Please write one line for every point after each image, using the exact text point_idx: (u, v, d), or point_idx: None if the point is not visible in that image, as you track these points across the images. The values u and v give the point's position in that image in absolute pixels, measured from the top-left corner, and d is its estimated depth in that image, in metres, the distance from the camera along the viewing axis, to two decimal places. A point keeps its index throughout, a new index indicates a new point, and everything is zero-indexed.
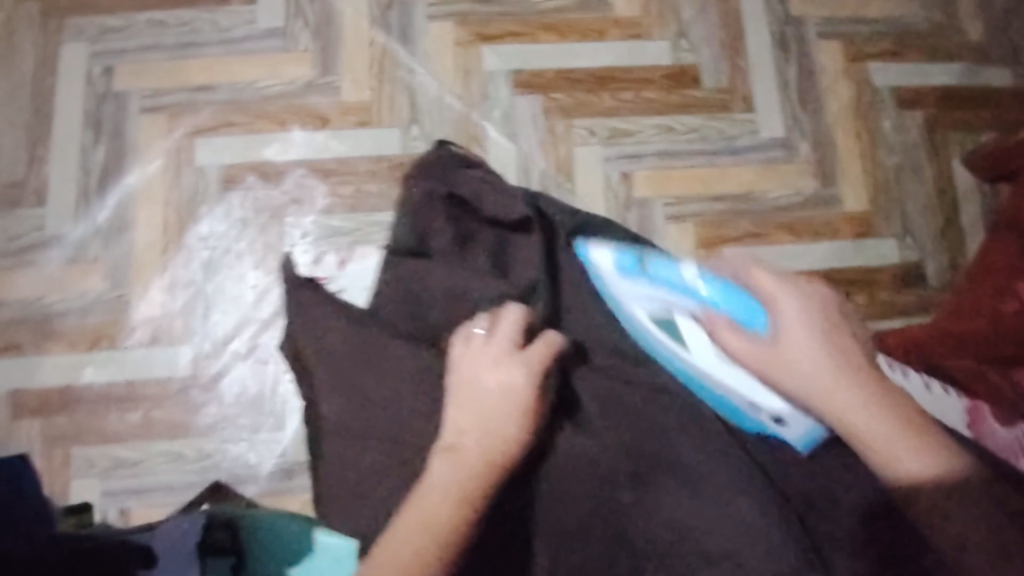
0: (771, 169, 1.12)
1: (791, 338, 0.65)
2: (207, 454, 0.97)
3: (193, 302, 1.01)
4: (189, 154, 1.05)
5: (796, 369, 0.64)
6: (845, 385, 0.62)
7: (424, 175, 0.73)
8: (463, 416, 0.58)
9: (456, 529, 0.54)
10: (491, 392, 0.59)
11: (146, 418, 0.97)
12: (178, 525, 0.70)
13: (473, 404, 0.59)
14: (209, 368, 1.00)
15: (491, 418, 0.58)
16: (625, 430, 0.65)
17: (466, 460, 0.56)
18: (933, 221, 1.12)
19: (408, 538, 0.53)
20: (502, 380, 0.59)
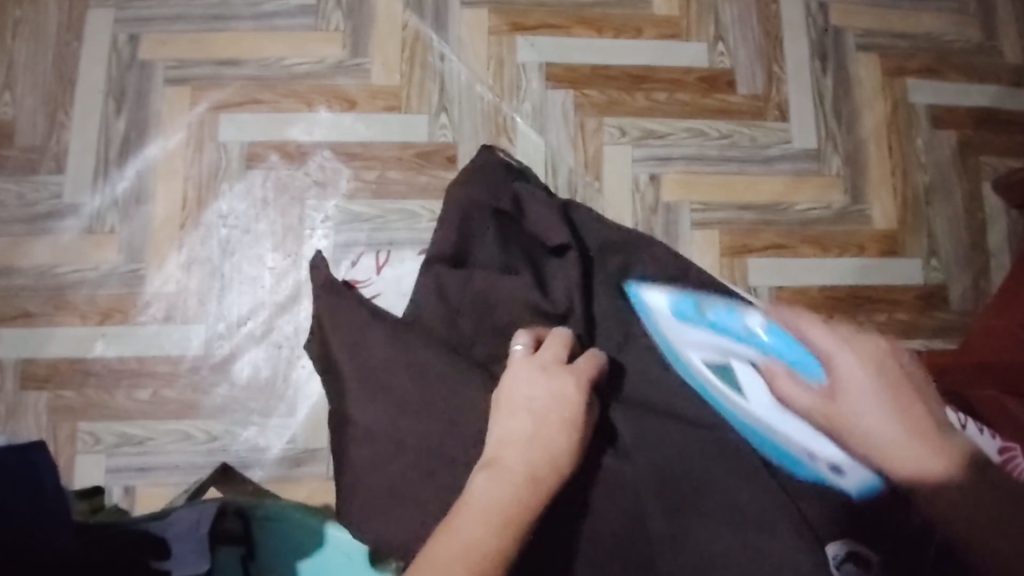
0: (801, 181, 1.10)
1: (852, 387, 0.55)
2: (215, 436, 0.95)
3: (209, 280, 0.99)
4: (212, 129, 1.03)
5: (857, 420, 0.53)
6: (911, 413, 0.53)
7: (469, 184, 0.75)
8: (507, 427, 0.56)
9: (502, 537, 0.50)
10: (537, 404, 0.57)
11: (155, 396, 0.96)
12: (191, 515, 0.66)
13: (517, 416, 0.57)
14: (221, 349, 0.98)
15: (537, 428, 0.56)
16: (660, 455, 0.59)
17: (512, 468, 0.53)
18: (960, 245, 1.13)
19: (451, 547, 0.49)
20: (548, 394, 0.58)
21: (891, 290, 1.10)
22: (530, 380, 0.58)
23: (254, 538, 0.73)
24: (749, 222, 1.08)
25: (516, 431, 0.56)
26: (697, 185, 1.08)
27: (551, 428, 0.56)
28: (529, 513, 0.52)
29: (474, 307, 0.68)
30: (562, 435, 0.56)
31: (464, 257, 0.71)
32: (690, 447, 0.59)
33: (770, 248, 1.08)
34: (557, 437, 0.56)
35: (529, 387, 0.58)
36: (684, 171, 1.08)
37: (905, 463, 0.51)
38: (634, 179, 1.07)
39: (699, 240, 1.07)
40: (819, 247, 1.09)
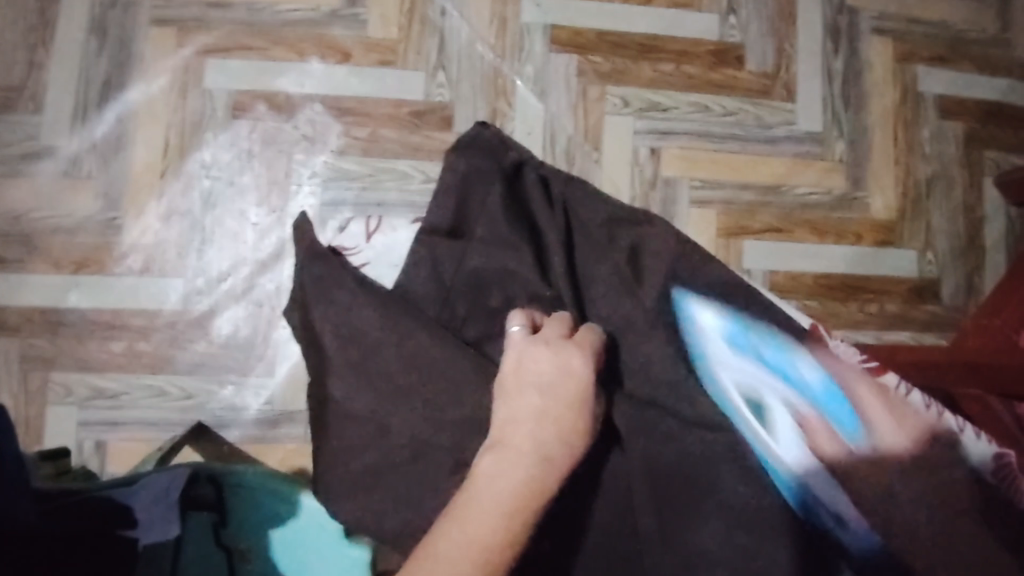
0: (803, 164, 1.08)
1: (886, 437, 0.57)
2: (190, 394, 0.94)
3: (189, 233, 0.96)
4: (198, 75, 0.98)
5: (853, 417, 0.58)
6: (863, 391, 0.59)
7: (465, 155, 0.70)
8: (512, 407, 0.52)
9: (511, 520, 0.46)
10: (544, 382, 0.54)
11: (130, 350, 0.93)
12: (159, 482, 0.64)
13: (523, 395, 0.53)
14: (200, 305, 0.95)
15: (545, 406, 0.53)
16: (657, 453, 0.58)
17: (520, 450, 0.50)
18: (956, 239, 1.12)
19: (460, 531, 0.45)
20: (555, 370, 0.55)
21: (885, 280, 1.09)
22: (535, 357, 0.55)
23: (228, 506, 0.71)
24: (747, 203, 1.06)
25: (524, 409, 0.52)
26: (697, 161, 1.05)
27: (560, 404, 0.53)
28: (541, 495, 0.48)
29: (467, 287, 0.66)
30: (571, 411, 0.53)
31: (462, 230, 0.68)
32: (687, 448, 0.58)
33: (765, 231, 1.06)
34: (567, 415, 0.52)
35: (536, 364, 0.55)
36: (686, 147, 1.05)
37: (844, 436, 0.57)
38: (634, 153, 1.04)
39: (695, 219, 1.05)
40: (815, 232, 1.08)
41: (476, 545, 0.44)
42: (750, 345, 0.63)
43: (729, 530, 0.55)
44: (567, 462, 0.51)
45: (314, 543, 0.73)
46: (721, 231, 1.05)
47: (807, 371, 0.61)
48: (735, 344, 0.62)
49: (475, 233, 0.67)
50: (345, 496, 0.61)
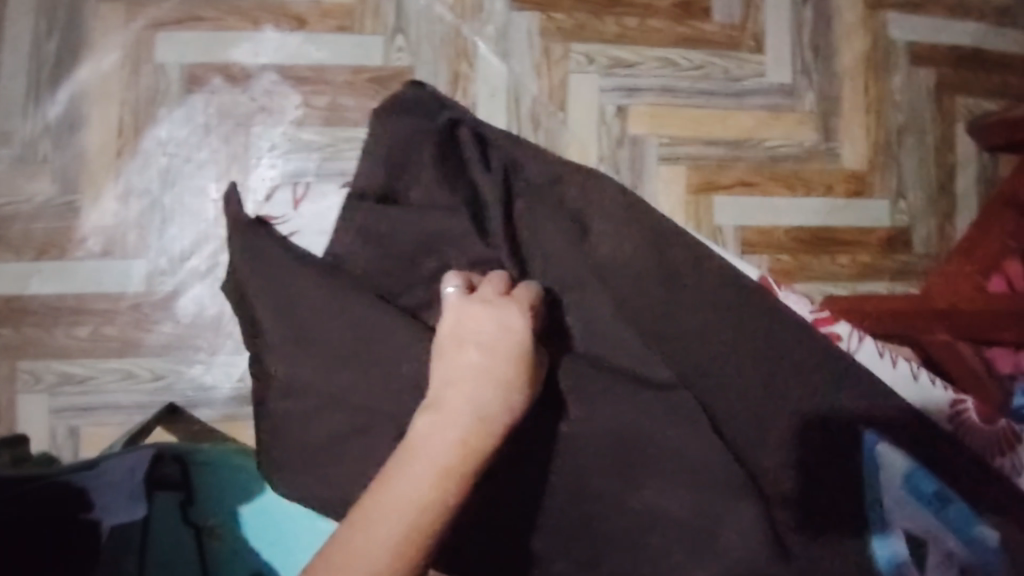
0: (772, 117, 1.06)
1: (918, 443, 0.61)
2: (160, 375, 0.93)
3: (149, 212, 0.94)
4: (149, 49, 0.95)
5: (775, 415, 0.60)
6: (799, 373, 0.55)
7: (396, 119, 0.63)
8: (449, 368, 0.50)
9: (454, 479, 0.45)
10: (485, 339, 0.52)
11: (96, 334, 0.92)
12: (127, 462, 0.66)
13: (460, 356, 0.51)
14: (165, 285, 0.94)
15: (483, 365, 0.50)
16: (613, 414, 0.58)
17: (459, 413, 0.48)
18: (927, 187, 1.11)
19: (401, 494, 0.44)
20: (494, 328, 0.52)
21: (856, 231, 1.09)
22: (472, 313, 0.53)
23: (195, 485, 0.73)
24: (717, 159, 1.05)
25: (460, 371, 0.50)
26: (665, 117, 1.03)
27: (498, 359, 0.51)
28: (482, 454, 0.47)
29: None
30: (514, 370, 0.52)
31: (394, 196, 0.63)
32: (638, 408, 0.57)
33: (735, 186, 1.05)
34: (507, 372, 0.51)
35: (474, 321, 0.53)
36: (653, 103, 1.03)
37: None
38: (600, 111, 1.02)
39: (665, 177, 1.03)
40: (786, 185, 1.07)
41: (410, 513, 0.43)
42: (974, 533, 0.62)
43: (679, 487, 0.56)
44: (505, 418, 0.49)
45: (286, 515, 0.75)
46: (692, 188, 1.04)
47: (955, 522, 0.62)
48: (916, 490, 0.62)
49: (414, 200, 0.63)
50: (307, 477, 0.61)
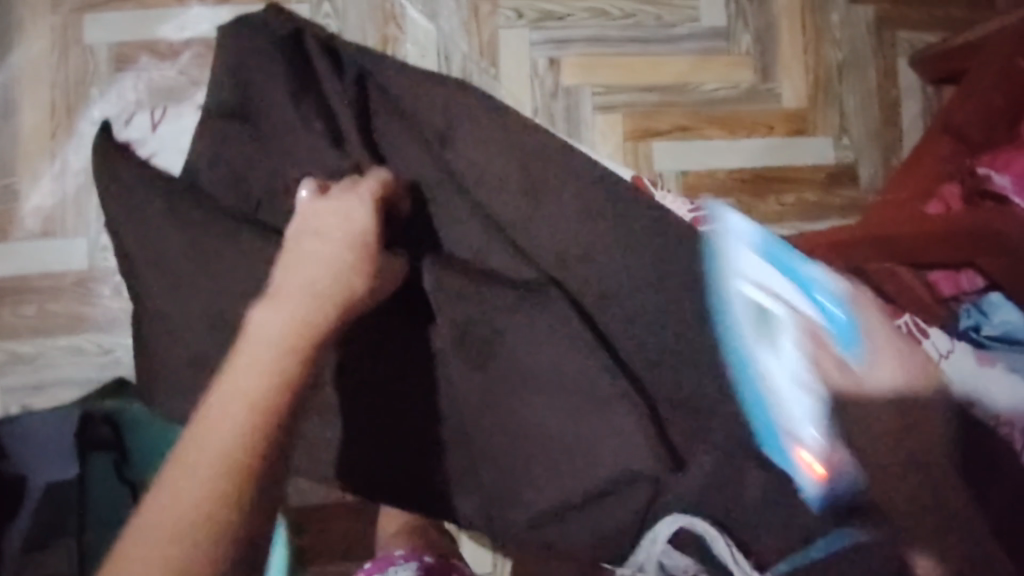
0: (707, 60, 1.06)
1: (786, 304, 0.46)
2: (107, 350, 0.94)
3: (87, 190, 0.96)
4: (78, 30, 0.96)
5: None
6: None
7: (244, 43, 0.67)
8: (291, 269, 0.53)
9: (292, 355, 0.47)
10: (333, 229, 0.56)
11: (42, 311, 0.94)
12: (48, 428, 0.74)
13: (301, 261, 0.54)
14: (107, 261, 0.95)
15: (323, 265, 0.54)
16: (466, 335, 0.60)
17: (293, 296, 0.51)
18: (871, 121, 1.10)
19: (243, 382, 0.45)
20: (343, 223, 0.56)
21: (798, 170, 1.08)
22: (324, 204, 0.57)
23: (128, 445, 0.74)
24: (652, 105, 1.05)
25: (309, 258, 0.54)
26: (597, 67, 1.03)
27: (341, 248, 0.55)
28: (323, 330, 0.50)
29: None
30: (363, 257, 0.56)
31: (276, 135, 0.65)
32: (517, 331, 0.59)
33: (673, 131, 1.05)
34: (344, 255, 0.55)
35: (315, 217, 0.57)
36: (585, 54, 1.03)
37: None
38: (532, 64, 1.02)
39: (600, 125, 1.03)
40: (725, 128, 1.07)
41: (250, 396, 0.44)
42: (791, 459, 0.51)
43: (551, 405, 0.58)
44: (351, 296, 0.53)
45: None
46: (628, 135, 1.04)
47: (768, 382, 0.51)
48: (773, 260, 0.51)
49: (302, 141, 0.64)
50: None
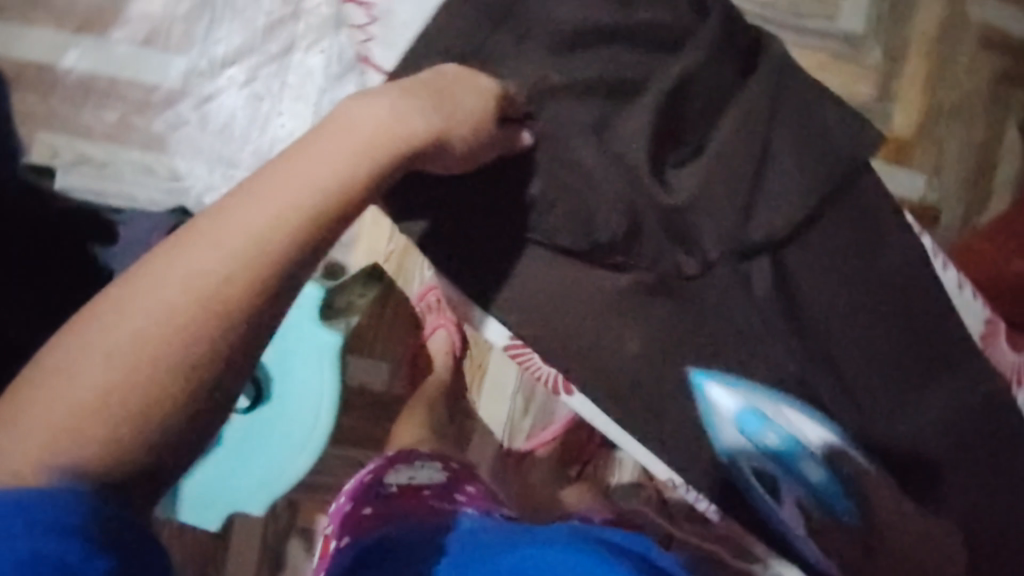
0: (834, 62, 1.04)
1: (297, 155, 0.42)
2: (178, 176, 0.93)
3: (198, 10, 0.93)
4: None
5: (114, 312, 0.35)
6: (122, 351, 0.34)
7: None
8: (337, 124, 0.44)
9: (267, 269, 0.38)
10: (383, 118, 0.45)
11: (123, 120, 0.93)
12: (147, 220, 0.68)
13: (340, 129, 0.44)
14: (200, 86, 0.93)
15: (334, 154, 0.43)
16: (737, 220, 0.59)
17: (269, 207, 0.39)
18: (959, 173, 1.07)
19: (73, 378, 0.34)
20: (391, 114, 0.46)
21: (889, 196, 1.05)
22: (393, 96, 0.47)
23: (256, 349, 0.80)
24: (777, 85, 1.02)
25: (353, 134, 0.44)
26: None
27: (251, 210, 0.39)
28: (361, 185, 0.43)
29: None
30: (465, 123, 0.50)
31: None
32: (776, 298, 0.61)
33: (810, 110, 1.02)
34: (400, 97, 0.48)
35: (377, 100, 0.47)
36: None
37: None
38: None
39: None
40: None
41: (127, 358, 0.34)
42: (760, 432, 0.61)
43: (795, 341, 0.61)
44: (392, 163, 0.45)
45: (304, 359, 0.78)
46: None
47: (770, 444, 0.61)
48: (743, 425, 0.61)
49: None
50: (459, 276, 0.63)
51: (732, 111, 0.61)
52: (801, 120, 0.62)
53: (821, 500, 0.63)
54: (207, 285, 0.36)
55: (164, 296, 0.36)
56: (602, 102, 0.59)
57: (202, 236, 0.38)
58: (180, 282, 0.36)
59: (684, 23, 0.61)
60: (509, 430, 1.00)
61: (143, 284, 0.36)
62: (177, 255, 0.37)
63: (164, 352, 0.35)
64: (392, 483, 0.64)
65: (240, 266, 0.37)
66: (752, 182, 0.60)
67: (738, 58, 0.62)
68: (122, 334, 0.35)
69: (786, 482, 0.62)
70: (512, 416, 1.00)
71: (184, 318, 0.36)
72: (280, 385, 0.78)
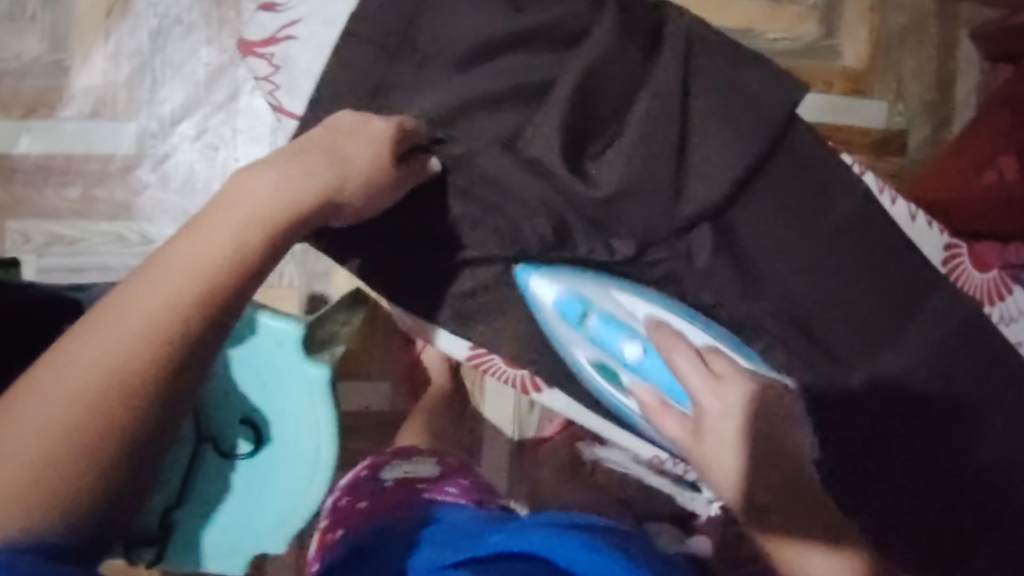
0: (776, 8, 1.02)
1: (198, 226, 0.44)
2: (150, 239, 0.94)
3: (139, 74, 0.95)
4: None
5: (40, 393, 0.35)
6: (53, 424, 0.35)
7: None
8: (232, 195, 0.47)
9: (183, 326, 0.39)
10: (279, 182, 0.48)
11: (86, 194, 0.94)
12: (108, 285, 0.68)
13: (237, 200, 0.46)
14: (154, 148, 0.95)
15: (230, 220, 0.45)
16: (672, 188, 0.60)
17: (178, 272, 0.41)
18: (920, 93, 1.05)
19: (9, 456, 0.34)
20: (279, 181, 0.48)
21: (852, 130, 1.05)
22: (287, 161, 0.50)
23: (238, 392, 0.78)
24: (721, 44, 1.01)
25: (249, 201, 0.46)
26: None
27: (161, 280, 0.40)
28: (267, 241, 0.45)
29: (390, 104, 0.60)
30: (365, 162, 0.53)
31: None
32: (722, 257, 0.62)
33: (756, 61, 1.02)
34: (297, 158, 0.50)
35: (272, 165, 0.49)
36: None
37: None
38: None
39: None
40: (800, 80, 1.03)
41: (59, 429, 0.35)
42: (619, 343, 0.62)
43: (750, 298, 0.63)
44: (297, 219, 0.48)
45: (293, 395, 0.78)
46: None
47: (630, 356, 0.61)
48: (563, 309, 0.62)
49: (367, 11, 0.59)
50: (422, 294, 0.65)
51: (655, 82, 0.61)
52: (722, 85, 0.62)
53: (663, 396, 0.59)
54: (123, 357, 0.37)
55: (87, 367, 0.36)
56: (513, 114, 0.60)
57: (117, 309, 0.39)
58: (99, 358, 0.37)
59: (582, 17, 0.61)
60: (517, 425, 0.99)
61: (61, 364, 0.37)
62: (93, 332, 0.38)
63: (97, 417, 0.36)
64: (388, 477, 0.65)
65: (150, 334, 0.38)
66: (677, 162, 0.60)
67: (651, 31, 0.63)
68: (50, 405, 0.35)
69: (631, 385, 0.62)
70: (518, 412, 0.98)
71: (110, 381, 0.36)
72: (278, 424, 0.79)
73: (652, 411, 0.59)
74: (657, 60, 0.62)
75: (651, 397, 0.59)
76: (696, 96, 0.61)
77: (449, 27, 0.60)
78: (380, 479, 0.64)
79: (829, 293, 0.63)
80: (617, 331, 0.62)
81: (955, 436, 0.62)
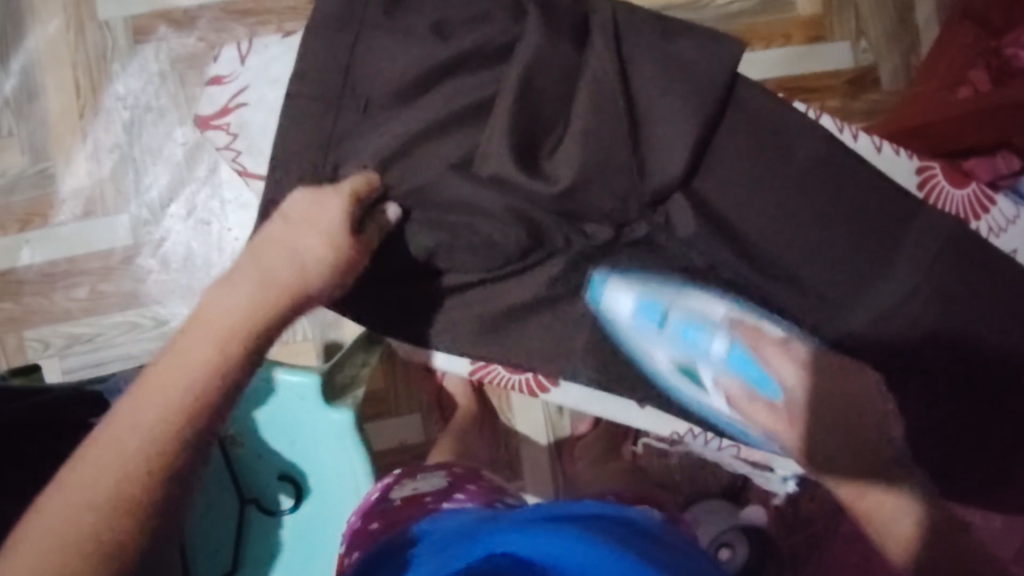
0: None
1: (186, 334, 0.50)
2: (162, 320, 0.97)
3: (122, 166, 0.98)
4: (89, 9, 0.97)
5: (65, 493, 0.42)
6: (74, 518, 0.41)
7: None
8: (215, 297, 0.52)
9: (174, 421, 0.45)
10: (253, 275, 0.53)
11: (93, 291, 0.97)
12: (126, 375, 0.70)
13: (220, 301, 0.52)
14: (149, 233, 0.97)
15: (211, 319, 0.50)
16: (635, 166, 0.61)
17: (166, 378, 0.47)
18: (882, 24, 1.05)
19: (39, 546, 0.40)
20: (245, 281, 0.52)
21: (821, 75, 1.04)
22: (258, 252, 0.55)
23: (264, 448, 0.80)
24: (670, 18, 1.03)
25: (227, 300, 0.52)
26: None
27: (156, 387, 0.47)
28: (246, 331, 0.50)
29: (349, 144, 0.62)
30: (330, 228, 0.56)
31: None
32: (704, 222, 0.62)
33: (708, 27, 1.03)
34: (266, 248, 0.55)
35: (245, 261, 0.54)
36: None
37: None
38: None
39: None
40: (757, 38, 1.04)
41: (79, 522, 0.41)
42: (700, 340, 0.65)
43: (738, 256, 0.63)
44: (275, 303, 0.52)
45: (321, 443, 0.80)
46: None
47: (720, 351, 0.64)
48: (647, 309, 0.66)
49: (310, 62, 0.62)
50: (420, 320, 0.66)
51: (597, 69, 0.62)
52: (664, 59, 0.63)
53: (750, 385, 0.63)
54: (107, 479, 0.42)
55: (96, 470, 0.43)
56: (467, 135, 0.63)
57: (121, 417, 0.45)
58: (85, 483, 0.42)
59: (514, 24, 0.63)
60: (551, 430, 0.98)
61: (58, 493, 0.42)
62: (102, 443, 0.44)
63: (107, 509, 0.42)
64: (396, 497, 0.66)
65: (130, 448, 0.44)
66: (631, 143, 0.61)
67: (586, 21, 0.64)
68: (56, 527, 0.41)
69: (722, 378, 0.64)
70: (550, 417, 0.98)
71: (117, 477, 0.43)
72: (313, 476, 0.80)
73: (739, 399, 0.63)
74: (596, 47, 0.63)
75: (736, 386, 0.64)
76: (641, 73, 0.62)
77: (383, 65, 0.62)
78: (389, 500, 0.66)
79: (808, 238, 0.63)
80: (699, 329, 0.65)
81: (964, 356, 0.62)
